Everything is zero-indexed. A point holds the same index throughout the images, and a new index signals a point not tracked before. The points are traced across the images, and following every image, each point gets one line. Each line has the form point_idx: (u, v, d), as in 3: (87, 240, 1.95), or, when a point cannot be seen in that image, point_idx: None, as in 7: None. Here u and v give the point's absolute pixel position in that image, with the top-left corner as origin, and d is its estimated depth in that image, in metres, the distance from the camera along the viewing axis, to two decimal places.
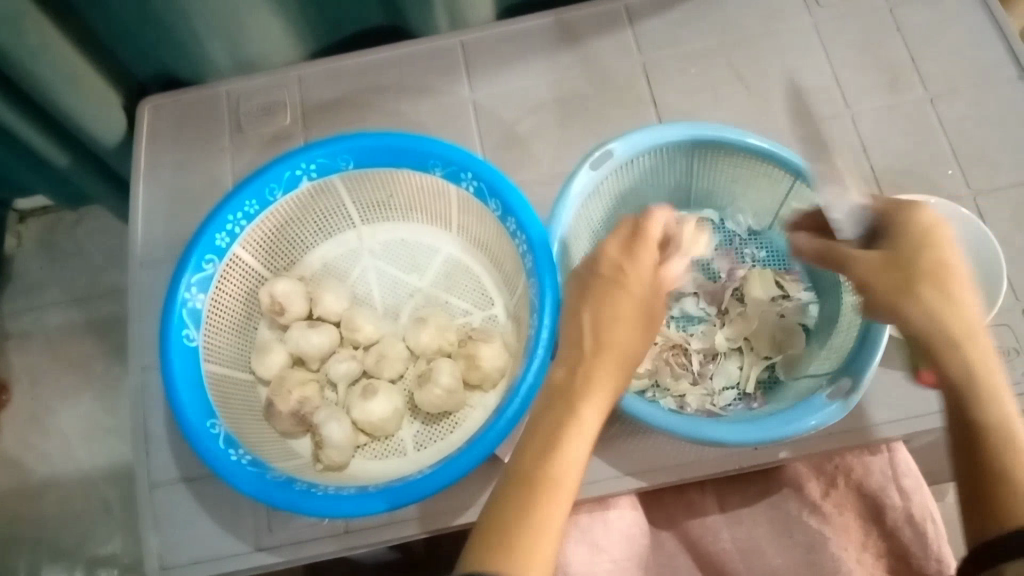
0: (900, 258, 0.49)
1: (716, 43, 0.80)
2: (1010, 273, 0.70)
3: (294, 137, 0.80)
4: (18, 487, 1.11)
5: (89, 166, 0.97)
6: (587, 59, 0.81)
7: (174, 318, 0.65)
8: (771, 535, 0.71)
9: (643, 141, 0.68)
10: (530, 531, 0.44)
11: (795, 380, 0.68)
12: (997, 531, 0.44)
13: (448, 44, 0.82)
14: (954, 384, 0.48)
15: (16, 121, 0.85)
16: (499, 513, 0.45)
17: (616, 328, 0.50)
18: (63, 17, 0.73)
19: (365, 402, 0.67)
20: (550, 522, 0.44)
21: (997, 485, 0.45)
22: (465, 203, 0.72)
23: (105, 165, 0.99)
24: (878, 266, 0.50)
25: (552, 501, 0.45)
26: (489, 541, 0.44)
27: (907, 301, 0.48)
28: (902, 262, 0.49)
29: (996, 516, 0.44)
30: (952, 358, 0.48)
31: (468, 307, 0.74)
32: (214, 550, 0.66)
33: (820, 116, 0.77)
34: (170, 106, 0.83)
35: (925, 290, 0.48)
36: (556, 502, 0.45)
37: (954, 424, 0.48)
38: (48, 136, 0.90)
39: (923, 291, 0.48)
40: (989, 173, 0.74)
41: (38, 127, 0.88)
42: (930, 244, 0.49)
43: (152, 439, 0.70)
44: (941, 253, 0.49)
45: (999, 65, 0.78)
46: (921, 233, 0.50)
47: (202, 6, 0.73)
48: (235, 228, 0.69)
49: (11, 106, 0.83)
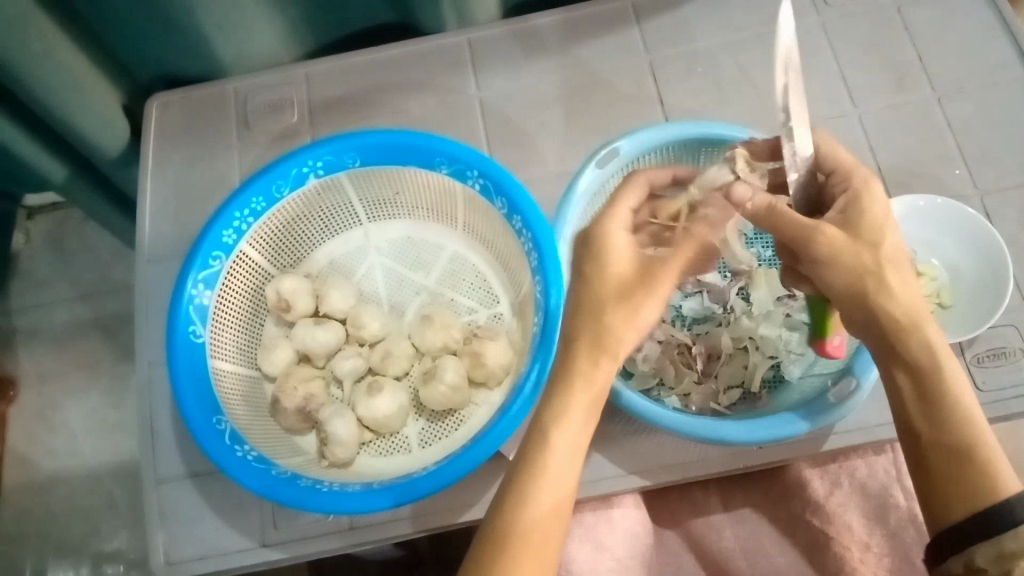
0: (866, 238, 0.50)
1: (723, 42, 0.80)
2: (1017, 274, 0.70)
3: (301, 135, 0.81)
4: (24, 483, 1.11)
5: (85, 178, 0.97)
6: (593, 58, 0.81)
7: (182, 315, 0.65)
8: (774, 534, 0.72)
9: (649, 140, 0.69)
10: (531, 540, 0.45)
11: (801, 380, 0.67)
12: (968, 511, 0.45)
13: (455, 42, 0.82)
14: (915, 371, 0.48)
15: (13, 132, 0.85)
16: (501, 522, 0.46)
17: (592, 306, 0.48)
18: (70, 18, 0.74)
19: (370, 398, 0.67)
20: (547, 529, 0.46)
21: (964, 464, 0.46)
22: (471, 201, 0.72)
23: (100, 178, 0.99)
24: (845, 245, 0.50)
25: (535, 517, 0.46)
26: (489, 548, 0.45)
27: (875, 283, 0.49)
28: (865, 242, 0.50)
29: (967, 496, 0.46)
30: (915, 342, 0.49)
31: (474, 305, 0.74)
32: (220, 546, 0.67)
33: (826, 115, 0.77)
34: (178, 103, 0.83)
35: (887, 272, 0.50)
36: (553, 510, 0.46)
37: (914, 409, 0.49)
38: (44, 147, 0.90)
39: (888, 273, 0.49)
40: (996, 172, 0.74)
41: (33, 135, 0.88)
42: (883, 225, 0.51)
43: (158, 435, 0.71)
44: (891, 235, 0.51)
45: (1007, 65, 0.77)
46: (876, 214, 0.51)
47: (209, 5, 0.73)
48: (242, 225, 0.69)
49: (7, 115, 0.83)
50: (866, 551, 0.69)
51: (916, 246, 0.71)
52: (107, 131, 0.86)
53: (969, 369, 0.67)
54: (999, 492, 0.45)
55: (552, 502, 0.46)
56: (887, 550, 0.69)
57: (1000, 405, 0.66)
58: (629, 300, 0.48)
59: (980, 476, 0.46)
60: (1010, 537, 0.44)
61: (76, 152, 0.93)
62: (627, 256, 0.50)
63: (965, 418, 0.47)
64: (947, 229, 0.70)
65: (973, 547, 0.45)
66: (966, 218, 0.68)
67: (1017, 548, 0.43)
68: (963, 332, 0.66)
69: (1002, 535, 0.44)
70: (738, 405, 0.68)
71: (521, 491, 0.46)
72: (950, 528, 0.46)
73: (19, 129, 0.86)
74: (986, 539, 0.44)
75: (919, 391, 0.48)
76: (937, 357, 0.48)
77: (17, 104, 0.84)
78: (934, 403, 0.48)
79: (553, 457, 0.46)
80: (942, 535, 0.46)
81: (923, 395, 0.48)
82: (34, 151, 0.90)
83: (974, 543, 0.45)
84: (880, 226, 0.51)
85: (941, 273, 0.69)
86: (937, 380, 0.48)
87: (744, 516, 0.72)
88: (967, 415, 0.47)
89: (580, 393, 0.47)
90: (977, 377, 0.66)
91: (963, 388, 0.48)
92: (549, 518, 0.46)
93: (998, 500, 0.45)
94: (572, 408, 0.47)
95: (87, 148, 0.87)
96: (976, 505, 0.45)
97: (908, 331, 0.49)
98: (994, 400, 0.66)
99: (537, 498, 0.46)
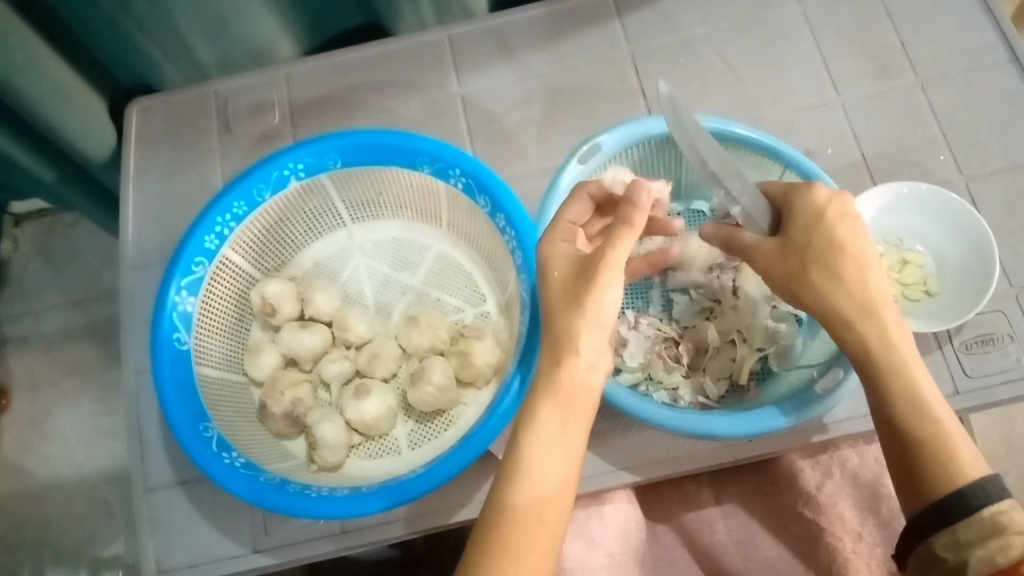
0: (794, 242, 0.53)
1: (706, 33, 0.80)
2: (1005, 259, 0.70)
3: (283, 137, 0.80)
4: (20, 492, 1.11)
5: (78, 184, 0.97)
6: (576, 51, 0.80)
7: (165, 323, 0.64)
8: (767, 526, 0.71)
9: (631, 134, 0.68)
10: (534, 537, 0.45)
11: (788, 372, 0.68)
12: (928, 497, 0.47)
13: (435, 39, 0.82)
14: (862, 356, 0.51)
15: (8, 142, 0.87)
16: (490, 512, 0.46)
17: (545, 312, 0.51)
18: (44, 27, 0.73)
19: (358, 401, 0.66)
20: (525, 526, 0.45)
21: (930, 449, 0.48)
22: (455, 200, 0.71)
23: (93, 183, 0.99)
24: (791, 241, 0.53)
25: (519, 520, 0.45)
26: (487, 552, 0.45)
27: (806, 290, 0.52)
28: (794, 244, 0.53)
29: (928, 481, 0.47)
30: (855, 335, 0.51)
31: (460, 304, 0.74)
32: (211, 552, 0.66)
33: (811, 103, 0.77)
34: (159, 108, 0.82)
35: (813, 272, 0.52)
36: (536, 507, 0.46)
37: (873, 396, 0.51)
38: (37, 154, 0.90)
39: (814, 273, 0.52)
40: (982, 157, 0.74)
41: (26, 146, 0.88)
42: (814, 227, 0.53)
43: (147, 443, 0.70)
44: (841, 228, 0.53)
45: (991, 50, 0.77)
46: (809, 211, 0.53)
47: (186, 9, 0.73)
48: (224, 230, 0.69)
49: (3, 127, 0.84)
50: (859, 541, 0.69)
51: (901, 233, 0.71)
52: (90, 140, 0.86)
53: (957, 357, 0.67)
54: (966, 476, 0.46)
55: (544, 495, 0.46)
56: (880, 539, 0.69)
57: (988, 392, 0.66)
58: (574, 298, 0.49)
59: (945, 461, 0.47)
60: (964, 526, 0.45)
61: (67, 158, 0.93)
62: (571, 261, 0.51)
63: (918, 407, 0.49)
64: (932, 216, 0.70)
65: (933, 537, 0.46)
66: (950, 204, 0.68)
67: (972, 537, 0.45)
68: (957, 314, 0.66)
69: (959, 523, 0.45)
70: (727, 398, 0.68)
71: (511, 482, 0.46)
72: (916, 516, 0.47)
73: (13, 140, 0.87)
74: (943, 527, 0.46)
75: (866, 374, 0.51)
76: (881, 347, 0.50)
77: (15, 118, 0.84)
78: (891, 386, 0.50)
79: (538, 463, 0.47)
80: (914, 520, 0.47)
81: (875, 381, 0.50)
82: (25, 157, 0.90)
83: (935, 532, 0.46)
84: (813, 222, 0.53)
85: (926, 260, 0.70)
86: (881, 370, 0.50)
87: (736, 508, 0.72)
88: (930, 405, 0.49)
89: (572, 404, 0.48)
90: (966, 363, 0.66)
91: (917, 375, 0.50)
92: (550, 514, 0.46)
93: (958, 485, 0.46)
94: (555, 426, 0.48)
95: (76, 154, 0.88)
96: (937, 491, 0.47)
97: (862, 317, 0.51)
98: (981, 387, 0.66)
99: (522, 490, 0.46)
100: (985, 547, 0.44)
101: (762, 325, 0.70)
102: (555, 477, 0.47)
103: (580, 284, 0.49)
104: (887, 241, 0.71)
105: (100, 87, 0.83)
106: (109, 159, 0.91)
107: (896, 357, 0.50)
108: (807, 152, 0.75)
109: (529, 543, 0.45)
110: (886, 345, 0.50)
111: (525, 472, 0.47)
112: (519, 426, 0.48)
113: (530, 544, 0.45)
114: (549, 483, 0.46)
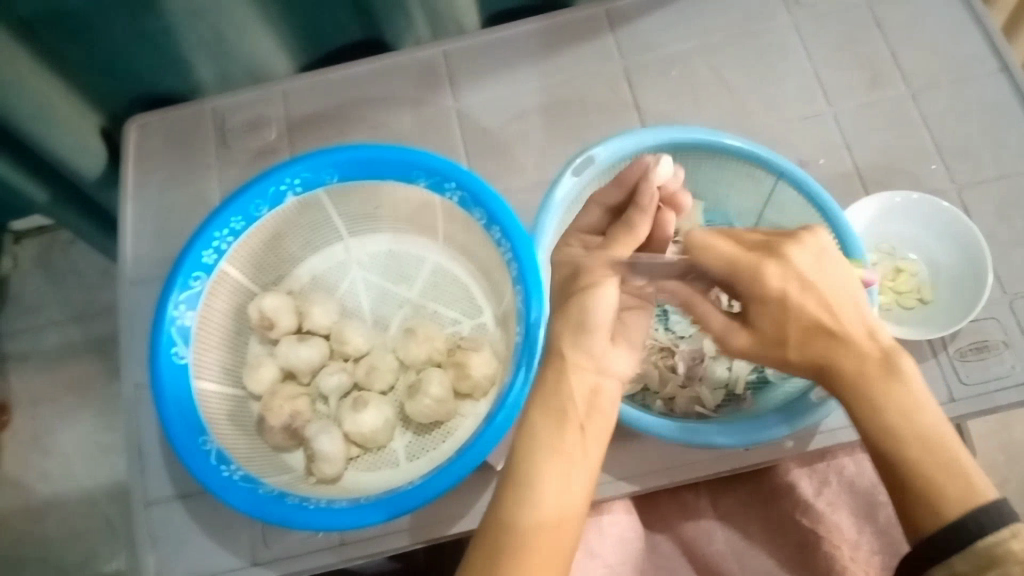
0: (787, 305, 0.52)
1: (698, 46, 0.81)
2: (997, 266, 0.70)
3: (280, 152, 0.81)
4: (20, 508, 1.11)
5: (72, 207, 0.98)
6: (571, 65, 0.81)
7: (163, 337, 0.65)
8: (764, 535, 0.72)
9: (626, 145, 0.68)
10: (539, 543, 0.47)
11: (784, 379, 0.68)
12: (925, 531, 0.45)
13: (431, 54, 0.82)
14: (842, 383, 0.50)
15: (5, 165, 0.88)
16: (505, 530, 0.48)
17: None
18: (44, 45, 0.74)
19: (356, 414, 0.67)
20: (545, 540, 0.48)
21: (919, 479, 0.46)
22: (450, 213, 0.72)
23: (89, 210, 1.00)
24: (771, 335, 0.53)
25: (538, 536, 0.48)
26: (491, 551, 0.47)
27: (792, 355, 0.52)
28: (786, 317, 0.52)
29: (924, 514, 0.45)
30: (838, 365, 0.50)
31: (458, 316, 0.74)
32: (210, 566, 0.67)
33: (802, 114, 0.78)
34: (157, 125, 0.83)
35: (801, 328, 0.52)
36: (554, 517, 0.49)
37: (858, 426, 0.49)
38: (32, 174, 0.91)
39: (808, 334, 0.51)
40: (973, 166, 0.74)
41: (20, 164, 0.89)
42: (803, 289, 0.52)
43: (146, 457, 0.71)
44: (802, 303, 0.51)
45: (980, 60, 0.78)
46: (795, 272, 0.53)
47: (184, 26, 0.74)
48: (221, 245, 0.69)
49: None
50: (857, 549, 0.69)
51: (893, 242, 0.72)
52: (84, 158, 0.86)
53: (952, 364, 0.67)
54: (965, 501, 0.44)
55: (556, 504, 0.49)
56: (877, 547, 0.69)
57: (984, 399, 0.66)
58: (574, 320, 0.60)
59: (934, 490, 0.45)
60: (960, 558, 0.43)
61: (61, 180, 0.93)
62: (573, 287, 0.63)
63: (905, 434, 0.47)
64: (925, 224, 0.70)
65: (934, 569, 0.44)
66: (944, 212, 0.69)
67: (970, 568, 0.43)
68: (950, 321, 0.67)
69: (956, 553, 0.43)
70: (723, 407, 0.69)
71: (527, 499, 0.49)
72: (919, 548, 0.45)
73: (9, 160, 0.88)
74: (942, 560, 0.44)
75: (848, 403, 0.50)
76: (864, 378, 0.49)
77: (15, 143, 0.85)
78: (875, 415, 0.48)
79: (548, 473, 0.51)
80: (918, 545, 0.45)
81: (857, 413, 0.49)
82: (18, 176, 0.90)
83: (933, 565, 0.44)
84: (788, 302, 0.52)
85: (920, 268, 0.70)
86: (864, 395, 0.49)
87: (732, 517, 0.72)
88: (918, 430, 0.47)
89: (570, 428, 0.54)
90: (960, 370, 0.67)
91: (904, 399, 0.48)
92: (563, 524, 0.49)
93: (955, 514, 0.44)
94: (560, 444, 0.52)
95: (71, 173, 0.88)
96: (933, 522, 0.45)
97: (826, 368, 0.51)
98: (977, 393, 0.66)
99: (539, 506, 0.49)
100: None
101: None
102: (566, 487, 0.50)
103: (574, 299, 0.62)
104: (880, 250, 0.71)
105: (98, 105, 0.84)
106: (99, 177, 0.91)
107: (878, 387, 0.49)
108: (799, 162, 0.76)
109: (535, 550, 0.47)
110: (862, 378, 0.49)
111: (536, 480, 0.50)
112: (521, 433, 0.54)
113: (535, 550, 0.47)
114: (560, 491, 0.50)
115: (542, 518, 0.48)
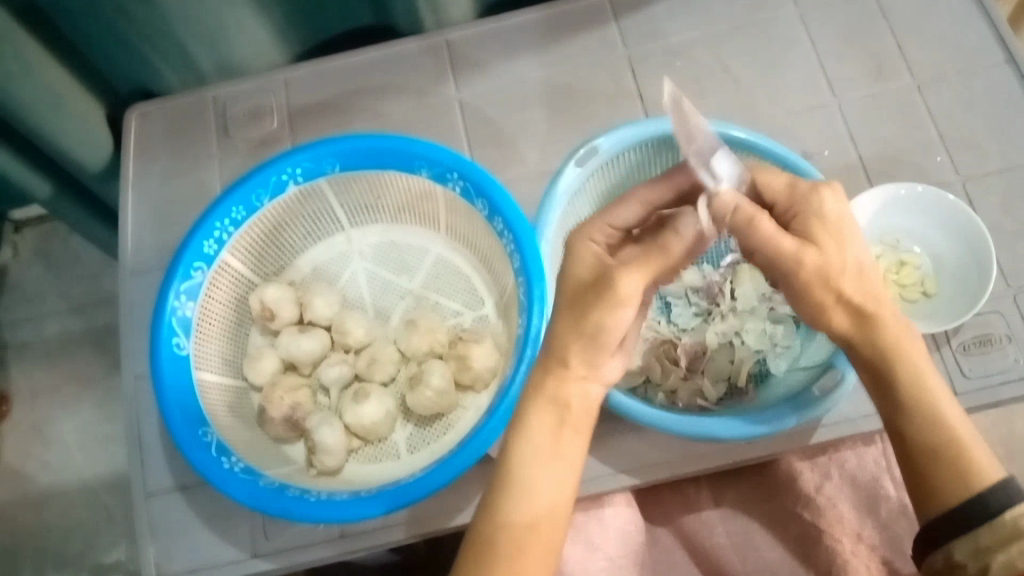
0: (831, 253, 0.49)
1: (704, 35, 0.80)
2: (1001, 259, 0.70)
3: (281, 141, 0.80)
4: (21, 499, 1.11)
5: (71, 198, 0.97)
6: (573, 55, 0.80)
7: (164, 328, 0.65)
8: (765, 528, 0.71)
9: (629, 137, 0.68)
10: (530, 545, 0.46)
11: (787, 374, 0.67)
12: (943, 508, 0.46)
13: (433, 43, 0.82)
14: (877, 359, 0.49)
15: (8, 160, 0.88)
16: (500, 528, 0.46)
17: None
18: (43, 33, 0.74)
19: (357, 405, 0.66)
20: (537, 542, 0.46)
21: (952, 450, 0.47)
22: (452, 204, 0.71)
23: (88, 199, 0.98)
24: (826, 266, 0.48)
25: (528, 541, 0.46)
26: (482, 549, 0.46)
27: (832, 315, 0.49)
28: (833, 275, 0.48)
29: (943, 491, 0.46)
30: (874, 340, 0.49)
31: (459, 308, 0.74)
32: (209, 558, 0.66)
33: (806, 105, 0.77)
34: (157, 113, 0.83)
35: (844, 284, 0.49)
36: (543, 516, 0.46)
37: (884, 406, 0.50)
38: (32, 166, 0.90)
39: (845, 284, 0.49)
40: (979, 158, 0.74)
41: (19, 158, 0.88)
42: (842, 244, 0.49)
43: (147, 448, 0.70)
44: (851, 244, 0.50)
45: (986, 51, 0.77)
46: (832, 227, 0.50)
47: (184, 13, 0.73)
48: (223, 235, 0.69)
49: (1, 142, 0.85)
50: (858, 543, 0.69)
51: (897, 235, 0.71)
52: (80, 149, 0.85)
53: (955, 358, 0.67)
54: (984, 482, 0.46)
55: (545, 506, 0.46)
56: (879, 541, 0.69)
57: (987, 393, 0.66)
58: (581, 312, 0.48)
59: (968, 460, 0.47)
60: (985, 531, 0.45)
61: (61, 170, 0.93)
62: (602, 282, 0.48)
63: (933, 415, 0.48)
64: (930, 218, 0.70)
65: (951, 544, 0.46)
66: (949, 206, 0.69)
67: (992, 542, 0.45)
68: (954, 316, 0.66)
69: (978, 529, 0.45)
70: (725, 400, 0.68)
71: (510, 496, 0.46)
72: (933, 523, 0.47)
73: (10, 153, 0.87)
74: (964, 534, 0.45)
75: (878, 381, 0.49)
76: (899, 356, 0.48)
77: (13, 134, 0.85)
78: (905, 393, 0.48)
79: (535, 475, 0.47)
80: (949, 514, 0.46)
81: (885, 388, 0.49)
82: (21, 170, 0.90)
83: (953, 538, 0.46)
84: (839, 241, 0.50)
85: (924, 261, 0.70)
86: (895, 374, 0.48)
87: (735, 511, 0.72)
88: (944, 411, 0.48)
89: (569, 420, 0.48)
90: (964, 363, 0.66)
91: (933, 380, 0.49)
92: (549, 526, 0.46)
93: (973, 492, 0.46)
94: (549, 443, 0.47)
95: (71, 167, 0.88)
96: (954, 499, 0.46)
97: (868, 341, 0.49)
98: (980, 387, 0.66)
99: (528, 507, 0.46)
100: (1006, 552, 0.44)
101: (759, 327, 0.70)
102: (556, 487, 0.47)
103: (590, 297, 0.48)
104: (884, 242, 0.71)
105: (100, 92, 0.84)
106: (109, 167, 0.91)
107: (913, 368, 0.48)
108: (803, 153, 0.75)
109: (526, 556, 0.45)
110: (898, 357, 0.48)
111: (524, 482, 0.47)
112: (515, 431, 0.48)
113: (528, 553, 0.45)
114: (544, 492, 0.47)
115: (529, 518, 0.46)
